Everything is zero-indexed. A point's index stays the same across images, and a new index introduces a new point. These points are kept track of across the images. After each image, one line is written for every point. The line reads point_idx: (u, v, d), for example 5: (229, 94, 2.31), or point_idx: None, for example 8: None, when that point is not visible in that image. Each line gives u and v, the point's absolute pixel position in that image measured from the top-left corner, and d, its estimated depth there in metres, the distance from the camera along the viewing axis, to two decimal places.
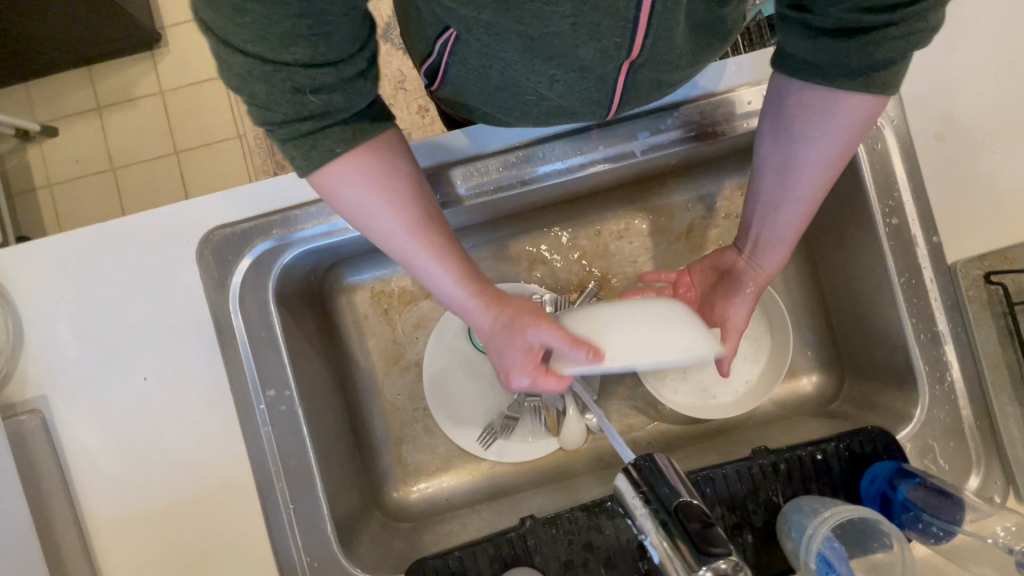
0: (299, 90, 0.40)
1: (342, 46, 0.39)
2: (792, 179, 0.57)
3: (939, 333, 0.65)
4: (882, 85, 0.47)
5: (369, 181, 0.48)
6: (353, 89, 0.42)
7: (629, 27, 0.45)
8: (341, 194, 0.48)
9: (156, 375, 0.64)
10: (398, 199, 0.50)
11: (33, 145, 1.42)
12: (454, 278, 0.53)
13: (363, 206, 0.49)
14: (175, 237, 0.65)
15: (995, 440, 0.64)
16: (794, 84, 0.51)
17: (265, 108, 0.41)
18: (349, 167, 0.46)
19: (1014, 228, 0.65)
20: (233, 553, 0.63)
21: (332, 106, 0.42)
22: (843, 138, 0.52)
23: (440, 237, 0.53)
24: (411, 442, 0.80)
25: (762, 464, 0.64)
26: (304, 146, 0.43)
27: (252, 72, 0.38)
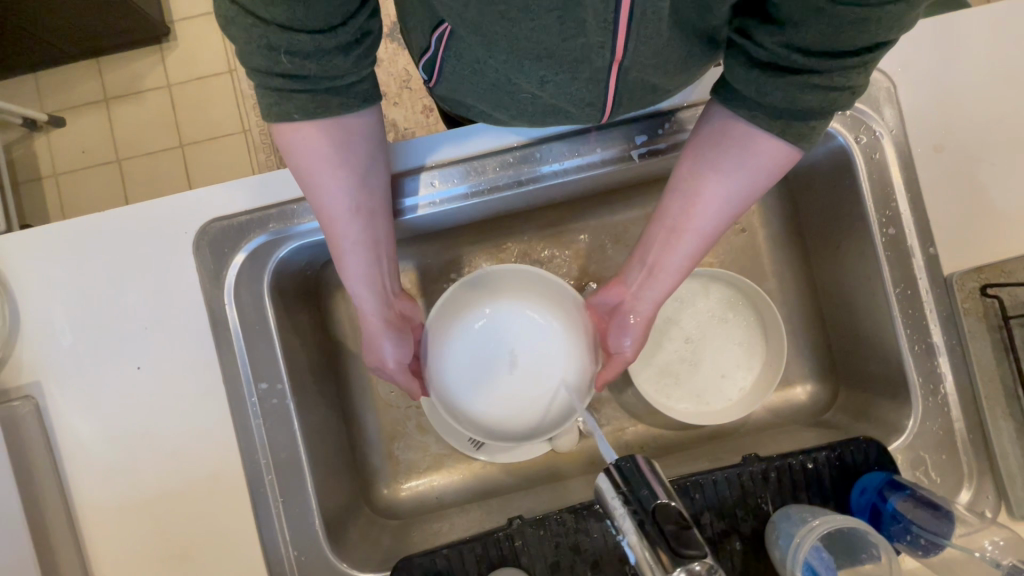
0: (274, 49, 0.41)
1: (322, 16, 0.39)
2: (696, 208, 0.57)
3: (933, 344, 0.65)
4: (794, 134, 0.49)
5: (331, 158, 0.50)
6: (328, 61, 0.42)
7: (611, 31, 0.45)
8: (297, 147, 0.49)
9: (149, 365, 0.65)
10: (349, 188, 0.52)
11: (40, 135, 1.43)
12: (349, 267, 0.57)
13: (305, 173, 0.51)
14: (173, 228, 0.65)
15: (989, 454, 0.64)
16: (725, 110, 0.52)
17: (243, 54, 0.42)
18: (319, 133, 0.48)
19: (1010, 241, 0.65)
20: (221, 545, 0.63)
21: (304, 72, 0.43)
22: (753, 177, 0.54)
23: (369, 235, 0.56)
24: (403, 439, 0.80)
25: (752, 472, 0.64)
26: (271, 99, 0.45)
27: (235, 19, 0.40)
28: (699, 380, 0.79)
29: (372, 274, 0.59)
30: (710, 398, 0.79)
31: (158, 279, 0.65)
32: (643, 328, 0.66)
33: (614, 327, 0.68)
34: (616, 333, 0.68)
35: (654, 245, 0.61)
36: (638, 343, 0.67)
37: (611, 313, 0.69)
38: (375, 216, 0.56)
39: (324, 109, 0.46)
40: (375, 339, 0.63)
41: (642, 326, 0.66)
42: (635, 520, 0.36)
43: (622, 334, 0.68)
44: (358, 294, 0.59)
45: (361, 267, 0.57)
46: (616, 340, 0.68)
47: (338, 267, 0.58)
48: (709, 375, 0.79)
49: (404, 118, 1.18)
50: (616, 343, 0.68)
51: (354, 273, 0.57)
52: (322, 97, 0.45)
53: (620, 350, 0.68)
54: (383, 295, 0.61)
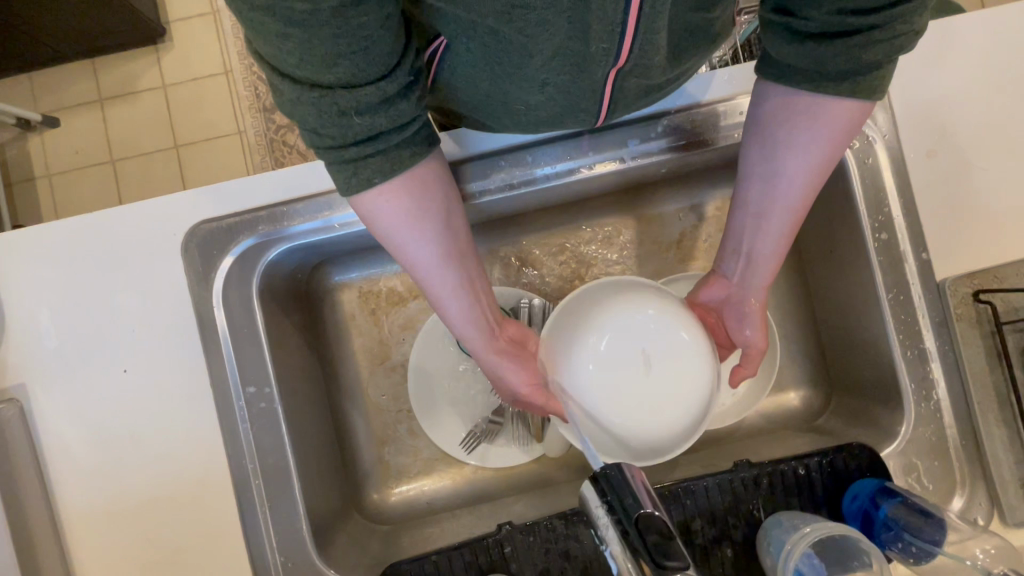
0: (344, 113, 0.39)
1: (382, 61, 0.38)
2: (777, 189, 0.56)
3: (926, 350, 0.65)
4: (868, 89, 0.47)
5: (411, 216, 0.48)
6: (394, 108, 0.41)
7: (616, 35, 0.45)
8: (379, 219, 0.48)
9: (137, 368, 0.64)
10: (432, 238, 0.51)
11: (34, 135, 1.43)
12: (457, 314, 0.56)
13: (394, 236, 0.50)
14: (162, 230, 0.64)
15: (981, 461, 0.63)
16: (781, 88, 0.51)
17: (309, 126, 0.40)
18: (393, 198, 0.47)
19: (1002, 247, 0.65)
20: (207, 550, 0.62)
21: (376, 127, 0.41)
22: (830, 143, 0.52)
23: (463, 280, 0.54)
24: (393, 443, 0.80)
25: (744, 477, 0.63)
26: (347, 171, 0.44)
27: (299, 98, 0.38)
28: None
29: (477, 315, 0.58)
30: None
31: (146, 280, 0.64)
32: (762, 313, 0.65)
33: (729, 319, 0.68)
34: (736, 323, 0.67)
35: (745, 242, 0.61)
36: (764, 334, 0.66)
37: (723, 306, 0.68)
38: (463, 257, 0.54)
39: (400, 165, 0.45)
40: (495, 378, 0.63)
41: (760, 311, 0.65)
42: (619, 530, 0.36)
43: (742, 323, 0.67)
44: (469, 338, 0.59)
45: (469, 308, 0.56)
46: (735, 332, 0.68)
47: (445, 317, 0.57)
48: None
49: None
50: (743, 336, 0.67)
51: (460, 319, 0.57)
52: (394, 151, 0.44)
53: (747, 342, 0.67)
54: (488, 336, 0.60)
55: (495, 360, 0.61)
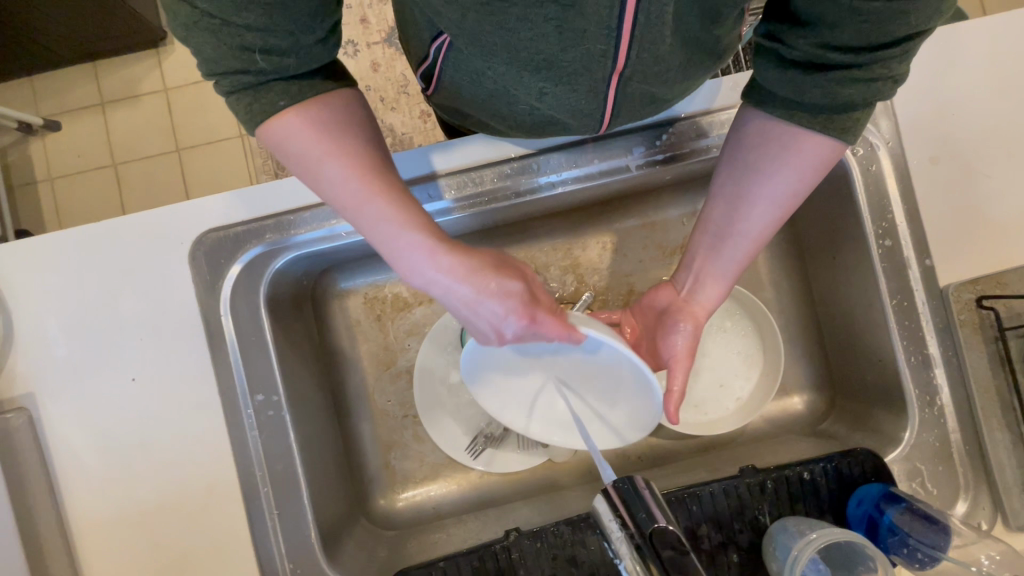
0: (247, 49, 0.39)
1: (304, 17, 0.39)
2: (743, 210, 0.55)
3: (929, 356, 0.65)
4: (839, 127, 0.48)
5: (321, 138, 0.45)
6: (305, 53, 0.42)
7: (613, 38, 0.45)
8: (287, 151, 0.45)
9: (144, 377, 0.64)
10: (346, 160, 0.45)
11: (36, 139, 1.43)
12: (394, 254, 0.49)
13: (311, 159, 0.45)
14: (169, 239, 0.65)
15: (985, 466, 0.64)
16: (760, 113, 0.51)
17: (208, 58, 0.40)
18: (299, 120, 0.44)
19: (1006, 253, 0.66)
20: (215, 557, 0.63)
21: (282, 68, 0.42)
22: (800, 176, 0.52)
23: (399, 202, 0.47)
24: (399, 449, 0.80)
25: (749, 483, 0.64)
26: (246, 99, 0.43)
27: (199, 25, 0.38)
28: (697, 390, 0.79)
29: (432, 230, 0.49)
30: (707, 408, 0.79)
31: (153, 288, 0.65)
32: (695, 330, 0.62)
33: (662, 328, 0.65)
34: (667, 333, 0.64)
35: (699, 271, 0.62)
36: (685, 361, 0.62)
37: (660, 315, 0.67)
38: (396, 185, 0.48)
39: (306, 97, 0.44)
40: (483, 282, 0.49)
41: (696, 325, 0.62)
42: (632, 544, 0.36)
43: (675, 334, 0.63)
44: (429, 264, 0.48)
45: (410, 238, 0.48)
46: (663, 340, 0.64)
47: (391, 261, 0.50)
48: (708, 386, 0.79)
49: (401, 121, 1.16)
50: (670, 340, 0.62)
51: (400, 252, 0.48)
52: (302, 92, 0.44)
53: (672, 354, 0.63)
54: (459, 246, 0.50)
55: (478, 262, 0.50)
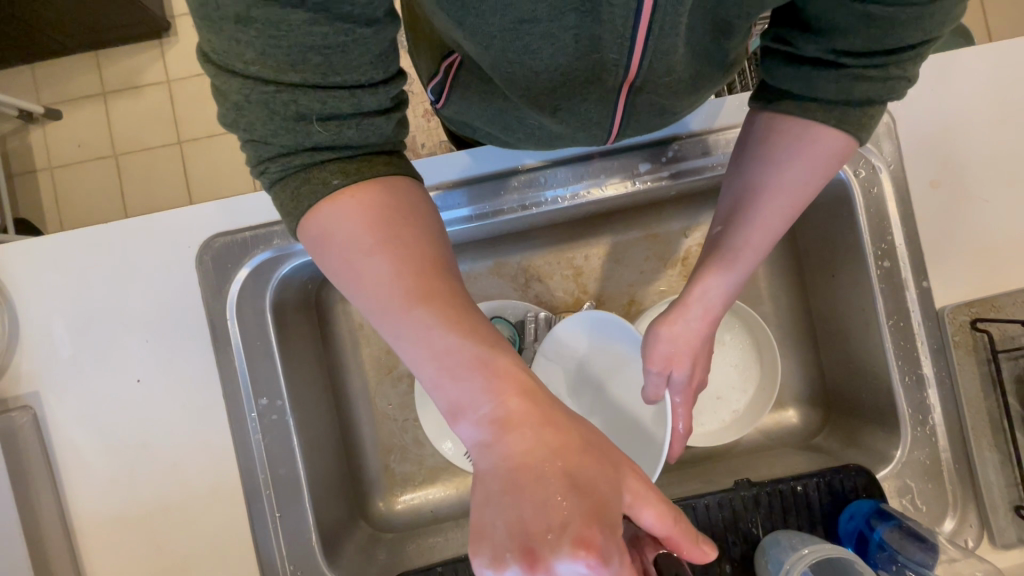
0: (303, 117, 0.34)
1: (366, 70, 0.34)
2: (749, 199, 0.53)
3: (923, 376, 0.66)
4: (855, 123, 0.48)
5: (370, 230, 0.36)
6: (367, 122, 0.36)
7: (626, 48, 0.45)
8: (331, 242, 0.37)
9: (151, 379, 0.65)
10: (395, 257, 0.36)
11: (37, 128, 1.42)
12: (443, 385, 0.35)
13: (356, 254, 0.37)
14: (178, 242, 0.65)
15: (973, 485, 0.65)
16: (768, 110, 0.51)
17: (261, 136, 0.35)
18: (354, 203, 0.36)
19: (1000, 276, 0.67)
20: (218, 558, 0.64)
21: (342, 140, 0.36)
22: (809, 166, 0.50)
23: (466, 331, 0.35)
24: (399, 452, 0.81)
25: (743, 496, 0.65)
26: (297, 182, 0.36)
27: (250, 98, 0.33)
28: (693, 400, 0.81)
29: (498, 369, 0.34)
30: (703, 419, 0.80)
31: (160, 291, 0.65)
32: (677, 323, 0.59)
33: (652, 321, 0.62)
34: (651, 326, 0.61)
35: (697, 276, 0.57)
36: (664, 360, 0.60)
37: None
38: (466, 309, 0.37)
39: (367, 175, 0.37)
40: (525, 462, 0.32)
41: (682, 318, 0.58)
42: None
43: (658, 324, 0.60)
44: (478, 417, 0.34)
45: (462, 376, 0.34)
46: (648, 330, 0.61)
47: (436, 397, 0.36)
48: (705, 398, 0.80)
49: (405, 121, 1.16)
50: (648, 340, 0.60)
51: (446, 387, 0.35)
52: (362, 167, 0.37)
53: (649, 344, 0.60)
54: (531, 402, 0.34)
55: (543, 429, 0.33)
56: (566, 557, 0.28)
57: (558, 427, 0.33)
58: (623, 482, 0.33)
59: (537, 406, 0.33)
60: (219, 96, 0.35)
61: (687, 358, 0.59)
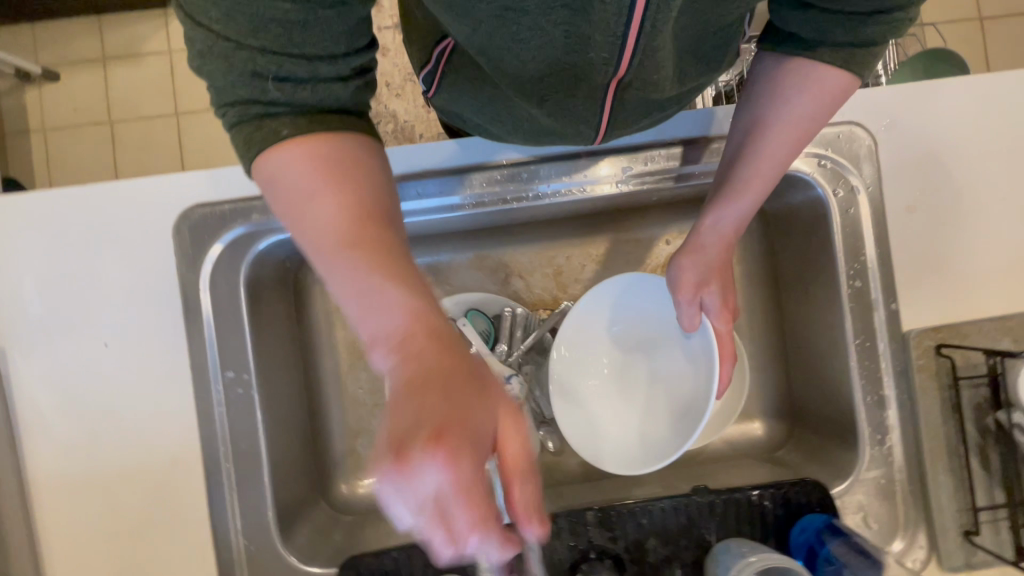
0: (260, 76, 0.35)
1: (330, 44, 0.35)
2: (756, 132, 0.56)
3: (885, 397, 0.67)
4: (860, 63, 0.51)
5: (315, 177, 0.37)
6: (325, 90, 0.36)
7: (618, 45, 0.45)
8: (278, 187, 0.37)
9: (118, 343, 0.65)
10: (334, 197, 0.36)
11: (33, 88, 1.41)
12: (360, 318, 0.36)
13: (297, 193, 0.37)
14: (155, 208, 0.65)
15: (925, 507, 0.66)
16: (774, 54, 0.55)
17: (220, 85, 0.36)
18: (299, 150, 0.36)
19: (968, 304, 0.68)
20: (173, 527, 0.64)
21: (299, 102, 0.36)
22: (816, 104, 0.54)
23: (389, 270, 0.36)
24: (366, 437, 0.81)
25: (700, 502, 0.66)
26: (250, 131, 0.37)
27: (211, 50, 0.34)
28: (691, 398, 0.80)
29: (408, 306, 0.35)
30: None
31: (134, 256, 0.65)
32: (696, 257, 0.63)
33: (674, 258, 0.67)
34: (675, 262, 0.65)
35: (708, 210, 0.62)
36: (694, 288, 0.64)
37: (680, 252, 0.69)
38: (396, 255, 0.37)
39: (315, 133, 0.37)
40: (413, 384, 0.31)
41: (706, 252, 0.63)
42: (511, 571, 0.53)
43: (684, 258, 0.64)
44: (389, 349, 0.34)
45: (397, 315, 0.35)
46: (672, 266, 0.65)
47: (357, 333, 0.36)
48: None
49: (402, 109, 1.16)
50: (673, 272, 0.65)
51: (370, 332, 0.35)
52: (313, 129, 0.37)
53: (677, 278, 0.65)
54: (431, 335, 0.33)
55: (439, 363, 0.32)
56: (429, 462, 0.27)
57: (450, 358, 0.32)
58: (499, 414, 0.32)
59: (439, 341, 0.33)
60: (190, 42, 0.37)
61: (712, 279, 0.64)
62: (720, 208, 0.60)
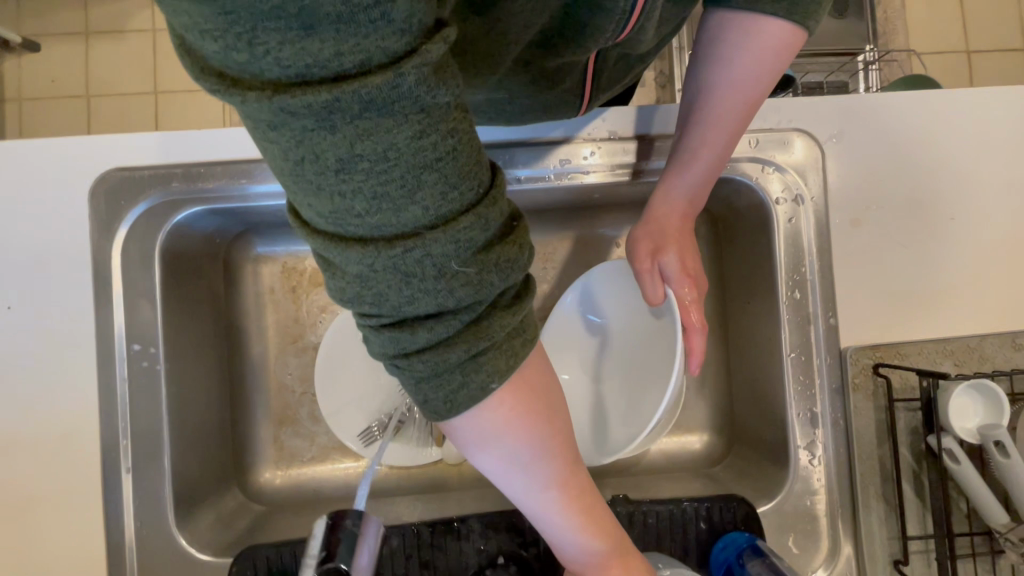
0: (442, 272, 0.27)
1: (463, 181, 0.26)
2: (701, 101, 0.55)
3: (817, 415, 0.65)
4: (802, 12, 0.48)
5: (518, 436, 0.34)
6: (498, 250, 0.29)
7: (619, 27, 0.43)
8: (479, 437, 0.34)
9: (20, 308, 0.62)
10: (545, 459, 0.35)
11: (10, 56, 1.39)
12: (542, 517, 0.39)
13: (502, 451, 0.34)
14: (71, 171, 0.62)
15: (854, 532, 0.63)
16: (717, 10, 0.51)
17: (403, 315, 0.28)
18: (508, 412, 0.33)
19: (911, 324, 0.66)
20: (60, 505, 0.60)
21: (484, 289, 0.29)
22: (762, 62, 0.51)
23: (583, 499, 0.39)
24: (290, 426, 0.78)
25: (619, 513, 0.63)
26: (450, 373, 0.30)
27: (377, 267, 0.27)
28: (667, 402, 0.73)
29: (594, 520, 0.40)
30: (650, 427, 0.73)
31: (48, 219, 0.62)
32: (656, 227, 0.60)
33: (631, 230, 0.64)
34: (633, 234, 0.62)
35: (663, 180, 0.60)
36: (652, 255, 0.60)
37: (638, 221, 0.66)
38: (583, 479, 0.39)
39: (517, 359, 0.32)
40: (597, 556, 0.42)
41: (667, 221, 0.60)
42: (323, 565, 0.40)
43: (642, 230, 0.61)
44: (575, 537, 0.41)
45: (537, 466, 0.36)
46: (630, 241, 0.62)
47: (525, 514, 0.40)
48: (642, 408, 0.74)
49: None
50: (631, 244, 0.62)
51: (557, 530, 0.40)
52: (509, 341, 0.31)
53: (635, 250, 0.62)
54: (609, 530, 0.41)
55: (617, 552, 0.43)
56: None
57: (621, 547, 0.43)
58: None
59: (613, 532, 0.42)
60: (339, 288, 0.28)
61: (669, 246, 0.60)
62: (674, 177, 0.59)
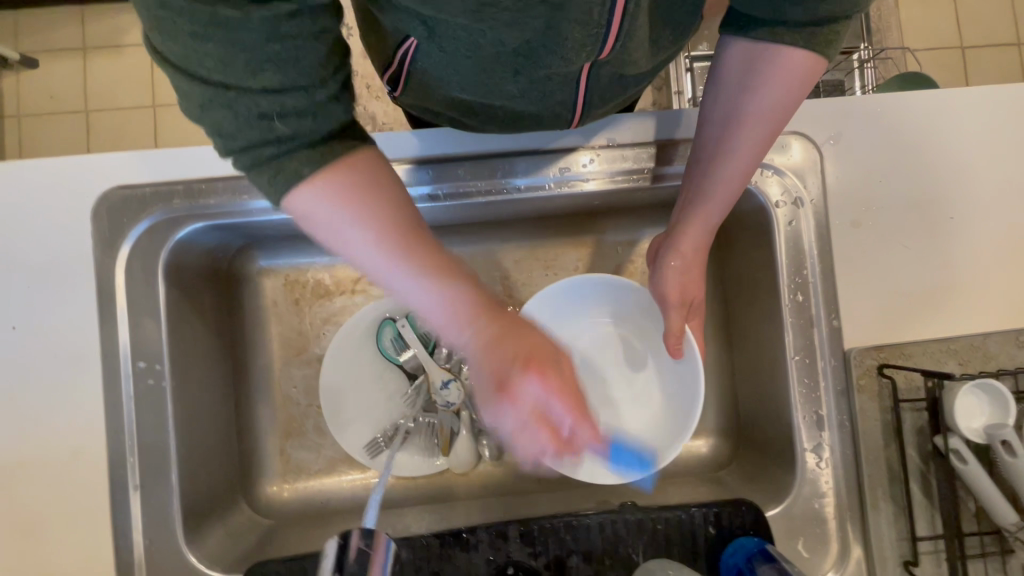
0: (264, 117, 0.35)
1: (304, 74, 0.35)
2: (729, 131, 0.55)
3: (823, 417, 0.65)
4: (822, 42, 0.49)
5: (341, 208, 0.39)
6: (321, 117, 0.37)
7: (602, 33, 0.44)
8: (318, 225, 0.40)
9: (25, 327, 0.62)
10: (371, 230, 0.39)
11: (10, 73, 1.40)
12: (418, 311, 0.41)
13: (338, 231, 0.40)
14: (74, 189, 0.63)
15: (864, 534, 0.63)
16: (742, 40, 0.51)
17: (226, 133, 0.36)
18: (322, 186, 0.38)
19: (914, 325, 0.66)
20: (68, 525, 0.60)
21: (303, 134, 0.37)
22: (787, 92, 0.51)
23: (439, 273, 0.40)
24: (296, 438, 0.78)
25: (627, 520, 0.63)
26: (268, 175, 0.37)
27: (212, 99, 0.34)
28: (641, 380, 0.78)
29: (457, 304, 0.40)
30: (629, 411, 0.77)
31: (52, 238, 0.62)
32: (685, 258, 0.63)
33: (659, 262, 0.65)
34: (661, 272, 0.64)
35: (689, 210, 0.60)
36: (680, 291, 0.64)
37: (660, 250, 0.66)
38: (438, 261, 0.41)
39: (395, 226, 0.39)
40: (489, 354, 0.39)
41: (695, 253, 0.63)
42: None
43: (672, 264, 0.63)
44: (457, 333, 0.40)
45: (376, 241, 0.40)
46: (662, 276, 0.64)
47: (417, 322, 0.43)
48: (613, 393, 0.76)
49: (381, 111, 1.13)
50: (661, 277, 0.64)
51: (436, 322, 0.41)
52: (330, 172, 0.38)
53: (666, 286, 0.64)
54: (494, 318, 0.40)
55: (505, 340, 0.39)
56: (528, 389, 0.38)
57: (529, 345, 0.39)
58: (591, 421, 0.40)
59: (499, 322, 0.40)
60: (180, 98, 0.36)
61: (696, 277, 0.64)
62: (700, 209, 0.59)
